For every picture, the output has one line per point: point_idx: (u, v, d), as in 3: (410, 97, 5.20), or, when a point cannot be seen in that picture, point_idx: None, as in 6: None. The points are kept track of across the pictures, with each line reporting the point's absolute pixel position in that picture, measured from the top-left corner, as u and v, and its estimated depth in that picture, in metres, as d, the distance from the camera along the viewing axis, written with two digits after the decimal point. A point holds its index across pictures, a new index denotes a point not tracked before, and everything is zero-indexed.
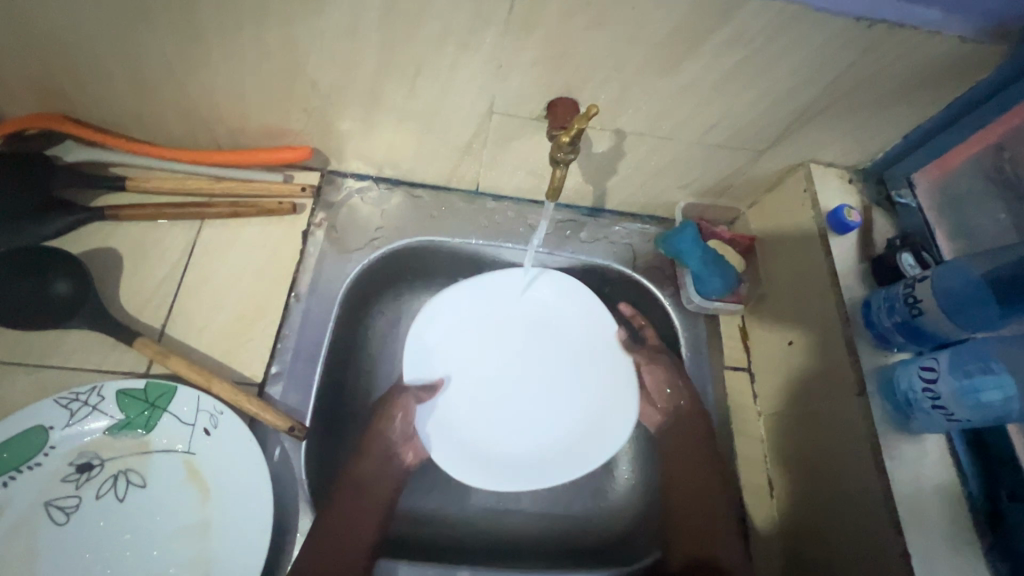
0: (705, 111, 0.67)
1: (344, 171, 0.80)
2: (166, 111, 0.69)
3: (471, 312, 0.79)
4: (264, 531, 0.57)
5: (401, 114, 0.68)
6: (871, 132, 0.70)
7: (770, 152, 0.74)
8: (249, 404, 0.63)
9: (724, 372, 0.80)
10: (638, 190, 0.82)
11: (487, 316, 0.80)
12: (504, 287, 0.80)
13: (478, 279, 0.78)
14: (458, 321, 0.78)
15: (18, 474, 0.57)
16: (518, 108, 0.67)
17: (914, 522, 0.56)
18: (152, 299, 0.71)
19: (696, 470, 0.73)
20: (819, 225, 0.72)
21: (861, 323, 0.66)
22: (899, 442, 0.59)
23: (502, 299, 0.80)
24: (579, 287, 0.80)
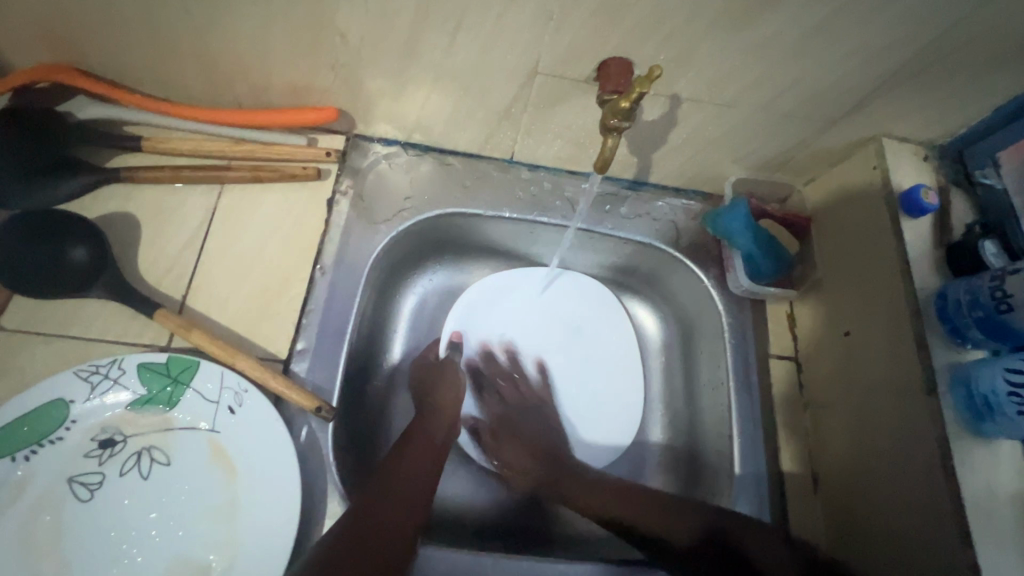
0: (775, 74, 0.60)
1: (371, 135, 0.75)
2: (183, 65, 0.64)
3: (500, 308, 0.83)
4: (292, 512, 0.55)
5: (436, 73, 0.63)
6: (958, 103, 0.63)
7: (839, 123, 0.67)
8: (275, 381, 0.60)
9: (770, 361, 0.75)
10: (686, 164, 0.76)
11: (512, 317, 0.83)
12: (528, 287, 0.84)
13: (504, 279, 0.83)
14: (489, 316, 0.83)
15: (39, 449, 0.55)
16: (566, 68, 0.60)
17: (985, 532, 0.53)
18: (172, 268, 0.67)
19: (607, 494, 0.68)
20: (890, 206, 0.66)
21: (933, 317, 0.60)
22: (971, 446, 0.55)
23: (526, 301, 0.84)
24: (593, 289, 0.86)
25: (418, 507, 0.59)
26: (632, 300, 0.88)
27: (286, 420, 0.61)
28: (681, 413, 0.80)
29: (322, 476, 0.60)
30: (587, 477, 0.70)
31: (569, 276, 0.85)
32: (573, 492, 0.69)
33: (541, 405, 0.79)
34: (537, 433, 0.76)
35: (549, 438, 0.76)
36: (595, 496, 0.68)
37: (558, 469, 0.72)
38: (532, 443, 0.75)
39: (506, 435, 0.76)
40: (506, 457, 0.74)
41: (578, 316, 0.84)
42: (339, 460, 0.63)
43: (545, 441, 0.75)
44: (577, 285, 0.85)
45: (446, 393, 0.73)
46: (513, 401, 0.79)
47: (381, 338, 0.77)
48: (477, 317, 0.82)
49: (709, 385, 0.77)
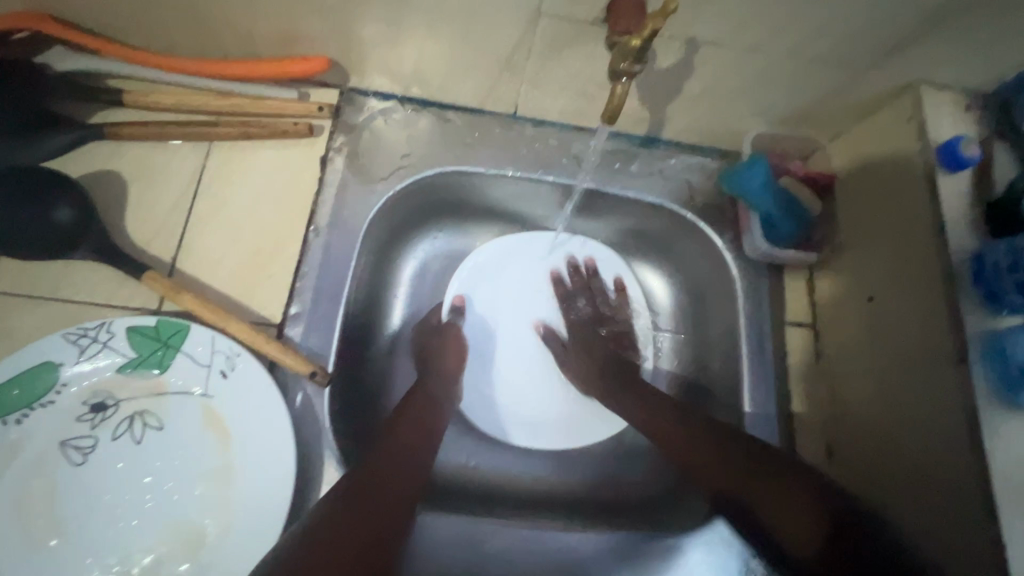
0: (805, 12, 0.54)
1: (366, 88, 0.71)
2: (160, 12, 0.59)
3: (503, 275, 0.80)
4: (288, 477, 0.54)
5: (431, 17, 0.57)
6: (1009, 43, 0.57)
7: (873, 69, 0.61)
8: (268, 346, 0.58)
9: (786, 329, 0.71)
10: (704, 118, 0.70)
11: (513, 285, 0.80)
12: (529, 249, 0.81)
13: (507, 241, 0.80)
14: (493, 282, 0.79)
15: (31, 412, 0.54)
16: (572, 8, 0.55)
17: (1012, 508, 0.50)
18: (162, 230, 0.65)
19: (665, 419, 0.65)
20: (925, 160, 0.60)
21: (967, 281, 0.56)
22: (1003, 418, 0.52)
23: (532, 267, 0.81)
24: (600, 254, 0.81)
25: (424, 470, 0.58)
26: (642, 264, 0.83)
27: (280, 385, 0.60)
28: (692, 381, 0.78)
29: (318, 442, 0.59)
30: (651, 397, 0.68)
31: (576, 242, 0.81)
32: (633, 407, 0.68)
33: (625, 321, 0.79)
34: (610, 358, 0.75)
35: (629, 365, 0.75)
36: (654, 418, 0.66)
37: (628, 387, 0.71)
38: (606, 364, 0.74)
39: (591, 350, 0.76)
40: (570, 367, 0.76)
41: (580, 283, 0.81)
42: (337, 425, 0.61)
43: (613, 363, 0.74)
44: (587, 249, 0.81)
45: (448, 360, 0.71)
46: (587, 315, 0.78)
47: (379, 303, 0.74)
48: (476, 281, 0.79)
49: (721, 353, 0.74)
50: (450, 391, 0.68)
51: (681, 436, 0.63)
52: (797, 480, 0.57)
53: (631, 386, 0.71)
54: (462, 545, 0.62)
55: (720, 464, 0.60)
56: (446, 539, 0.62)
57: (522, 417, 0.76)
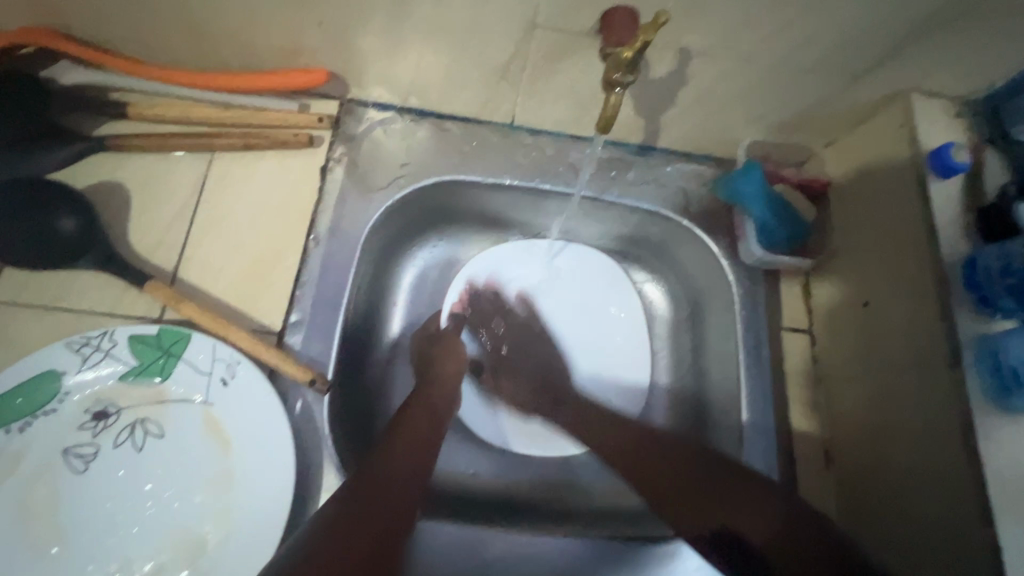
0: (795, 21, 0.55)
1: (365, 99, 0.72)
2: (165, 26, 0.61)
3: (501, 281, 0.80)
4: (287, 484, 0.55)
5: (428, 29, 0.59)
6: (998, 51, 0.58)
7: (863, 78, 0.62)
8: (268, 354, 0.59)
9: (783, 334, 0.72)
10: (698, 126, 0.71)
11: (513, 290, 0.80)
12: (527, 256, 0.81)
13: (505, 247, 0.80)
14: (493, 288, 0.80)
15: (33, 420, 0.54)
16: (567, 20, 0.56)
17: (1009, 511, 0.50)
18: (164, 239, 0.66)
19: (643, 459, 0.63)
20: (917, 167, 0.61)
21: (961, 285, 0.56)
22: (998, 421, 0.52)
23: (529, 273, 0.81)
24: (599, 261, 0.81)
25: (421, 476, 0.58)
26: (638, 271, 0.84)
27: (280, 393, 0.60)
28: (690, 387, 0.78)
29: (318, 449, 0.59)
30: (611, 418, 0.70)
31: (571, 249, 0.81)
32: (568, 420, 0.72)
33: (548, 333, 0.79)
34: (534, 368, 0.76)
35: (552, 374, 0.76)
36: (642, 460, 0.64)
37: (560, 410, 0.73)
38: (538, 381, 0.76)
39: (514, 367, 0.77)
40: (506, 390, 0.76)
41: (581, 290, 0.81)
42: (337, 433, 0.62)
43: (541, 373, 0.76)
44: (587, 256, 0.81)
45: (446, 366, 0.71)
46: (513, 327, 0.79)
47: (379, 312, 0.75)
48: (476, 290, 0.79)
49: (718, 358, 0.74)
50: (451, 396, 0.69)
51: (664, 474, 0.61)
52: (751, 487, 0.57)
53: (563, 404, 0.74)
54: (461, 552, 0.62)
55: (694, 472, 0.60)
56: (445, 546, 0.62)
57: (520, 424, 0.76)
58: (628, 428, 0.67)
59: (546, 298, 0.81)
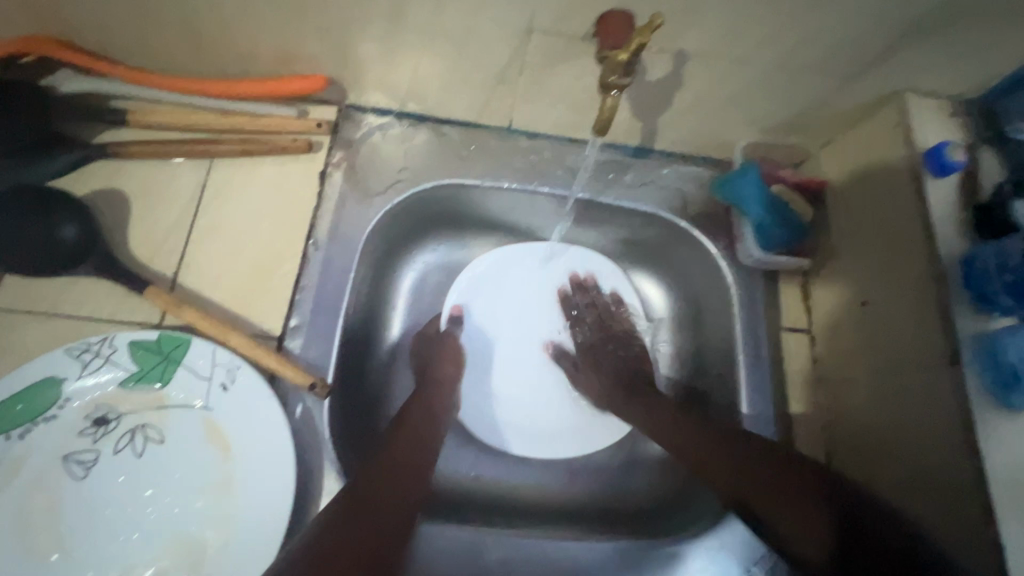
0: (788, 23, 0.55)
1: (364, 104, 0.72)
2: (164, 34, 0.61)
3: (501, 285, 0.80)
4: (288, 488, 0.55)
5: (426, 35, 0.59)
6: (991, 50, 0.58)
7: (858, 78, 0.63)
8: (269, 358, 0.59)
9: (783, 334, 0.72)
10: (695, 128, 0.72)
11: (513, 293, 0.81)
12: (526, 258, 0.81)
13: (505, 250, 0.81)
14: (493, 292, 0.80)
15: (34, 427, 0.54)
16: (563, 23, 0.56)
17: (1010, 510, 0.50)
18: (163, 245, 0.66)
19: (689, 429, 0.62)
20: (913, 166, 0.61)
21: (958, 283, 0.56)
22: (999, 420, 0.52)
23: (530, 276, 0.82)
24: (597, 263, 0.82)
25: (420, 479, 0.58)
26: (638, 273, 0.84)
27: (280, 397, 0.60)
28: (690, 389, 0.78)
29: (318, 453, 0.59)
30: (654, 400, 0.68)
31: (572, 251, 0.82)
32: (635, 415, 0.69)
33: (629, 329, 0.80)
34: (619, 365, 0.75)
35: (635, 372, 0.74)
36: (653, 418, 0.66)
37: (638, 392, 0.71)
38: (618, 371, 0.74)
39: (607, 364, 0.76)
40: (582, 383, 0.77)
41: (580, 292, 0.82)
42: (337, 437, 0.62)
43: (620, 369, 0.75)
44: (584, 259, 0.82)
45: (445, 369, 0.71)
46: (604, 317, 0.80)
47: (378, 315, 0.75)
48: (474, 294, 0.79)
49: (718, 359, 0.74)
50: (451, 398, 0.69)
51: (693, 439, 0.60)
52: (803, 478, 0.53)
53: (639, 393, 0.70)
54: (465, 559, 0.61)
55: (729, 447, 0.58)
56: (450, 555, 0.61)
57: (520, 428, 0.76)
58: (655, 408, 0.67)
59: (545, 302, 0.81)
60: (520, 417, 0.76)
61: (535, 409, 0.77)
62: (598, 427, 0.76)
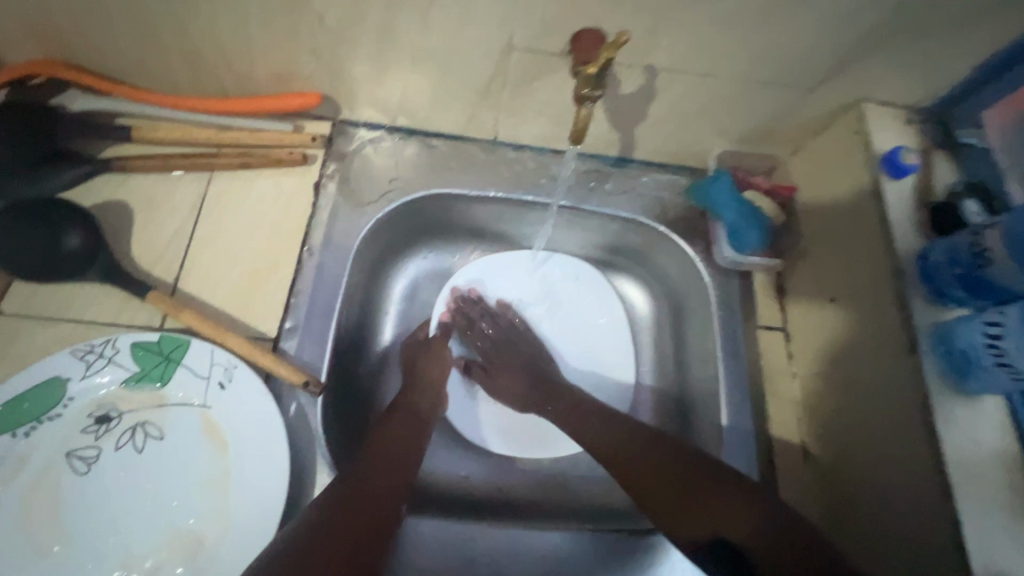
0: (749, 39, 0.60)
1: (356, 120, 0.76)
2: (169, 56, 0.66)
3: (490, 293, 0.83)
4: (282, 478, 0.57)
5: (414, 53, 0.63)
6: (939, 62, 0.62)
7: (819, 89, 0.67)
8: (264, 358, 0.62)
9: (759, 332, 0.75)
10: (670, 138, 0.76)
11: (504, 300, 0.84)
12: (514, 265, 0.84)
13: (489, 259, 0.83)
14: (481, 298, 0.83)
15: (39, 425, 0.57)
16: (540, 41, 0.61)
17: (968, 491, 0.52)
18: (164, 253, 0.70)
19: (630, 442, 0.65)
20: (871, 170, 0.65)
21: (915, 277, 0.60)
22: (955, 404, 0.55)
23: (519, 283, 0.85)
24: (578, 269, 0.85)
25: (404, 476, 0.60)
26: (621, 275, 0.88)
27: (275, 395, 0.63)
28: (673, 387, 0.81)
29: (311, 449, 0.62)
30: (585, 407, 0.72)
31: (557, 259, 0.85)
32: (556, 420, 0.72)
33: (522, 331, 0.81)
34: (524, 364, 0.78)
35: (540, 367, 0.78)
36: (584, 426, 0.70)
37: (546, 396, 0.75)
38: (524, 370, 0.77)
39: (503, 362, 0.78)
40: (499, 387, 0.78)
41: (561, 295, 0.85)
42: (329, 435, 0.64)
43: (529, 369, 0.78)
44: (567, 264, 0.84)
45: (432, 370, 0.74)
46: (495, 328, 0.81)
47: (370, 320, 0.78)
48: (458, 303, 0.82)
49: (698, 357, 0.77)
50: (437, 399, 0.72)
51: (636, 449, 0.65)
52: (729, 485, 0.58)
53: (552, 389, 0.75)
54: (450, 551, 0.64)
55: (658, 450, 0.64)
56: (434, 548, 0.63)
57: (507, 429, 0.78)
58: (596, 424, 0.69)
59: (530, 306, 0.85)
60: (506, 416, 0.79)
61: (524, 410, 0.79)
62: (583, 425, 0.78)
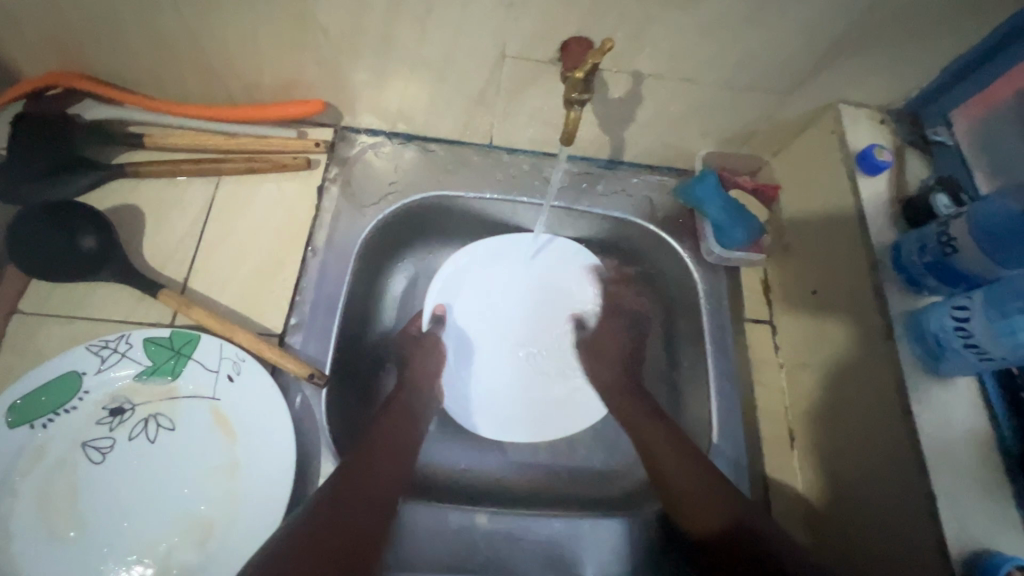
0: (728, 46, 0.63)
1: (357, 126, 0.80)
2: (180, 67, 0.69)
3: (486, 280, 0.84)
4: (289, 468, 0.59)
5: (412, 62, 0.67)
6: (908, 66, 0.66)
7: (797, 92, 0.71)
8: (271, 352, 0.65)
9: (746, 325, 0.78)
10: (658, 140, 0.80)
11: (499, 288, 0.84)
12: (512, 251, 0.84)
13: (490, 244, 0.83)
14: (475, 286, 0.83)
15: (56, 417, 0.59)
16: (531, 50, 0.64)
17: (943, 468, 0.54)
18: (174, 254, 0.73)
19: (650, 432, 0.68)
20: (847, 168, 0.69)
21: (890, 267, 0.63)
22: (929, 386, 0.57)
23: (513, 270, 0.84)
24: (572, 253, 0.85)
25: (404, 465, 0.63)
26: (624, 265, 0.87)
27: (282, 387, 0.66)
28: None
29: (316, 438, 0.64)
30: (649, 416, 0.70)
31: (557, 244, 0.84)
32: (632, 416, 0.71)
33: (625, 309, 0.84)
34: (620, 355, 0.79)
35: (636, 360, 0.80)
36: (654, 434, 0.68)
37: (636, 394, 0.74)
38: (619, 359, 0.79)
39: (613, 342, 0.80)
40: (592, 366, 0.78)
41: (561, 282, 0.85)
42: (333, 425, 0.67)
43: (630, 365, 0.78)
44: (567, 250, 0.85)
45: (427, 363, 0.75)
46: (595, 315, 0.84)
47: (373, 318, 0.81)
48: (455, 289, 0.83)
49: (688, 350, 0.80)
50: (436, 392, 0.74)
51: (659, 441, 0.67)
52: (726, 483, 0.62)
53: (644, 394, 0.75)
54: (451, 530, 0.66)
55: (667, 440, 0.67)
56: (436, 528, 0.66)
57: (498, 416, 0.79)
58: (653, 430, 0.68)
59: (529, 293, 0.84)
60: (497, 404, 0.80)
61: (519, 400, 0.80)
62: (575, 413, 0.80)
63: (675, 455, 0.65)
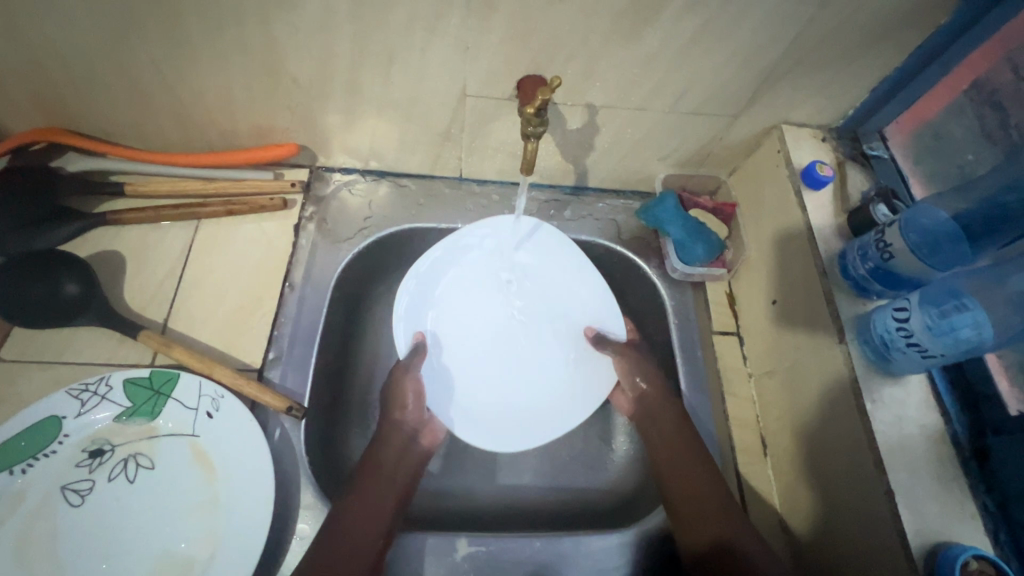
0: (673, 78, 0.68)
1: (332, 165, 0.84)
2: (159, 119, 0.73)
3: (463, 278, 0.79)
4: (269, 497, 0.60)
5: (379, 103, 0.71)
6: (840, 88, 0.71)
7: (742, 117, 0.76)
8: (248, 387, 0.66)
9: (714, 337, 0.81)
10: (620, 166, 0.84)
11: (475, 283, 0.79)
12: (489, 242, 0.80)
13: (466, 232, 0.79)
14: (450, 287, 0.78)
15: (35, 462, 0.60)
16: (490, 89, 0.69)
17: (899, 465, 0.56)
18: (154, 296, 0.75)
19: (678, 448, 0.69)
20: (793, 184, 0.73)
21: (838, 274, 0.67)
22: (881, 384, 0.60)
23: (490, 259, 0.79)
24: (555, 241, 0.80)
25: (393, 499, 0.64)
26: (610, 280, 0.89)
27: (261, 421, 0.67)
28: None
29: (295, 469, 0.65)
30: (686, 442, 0.69)
31: (543, 233, 0.80)
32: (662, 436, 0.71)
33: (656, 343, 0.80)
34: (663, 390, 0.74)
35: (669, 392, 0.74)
36: (682, 453, 0.68)
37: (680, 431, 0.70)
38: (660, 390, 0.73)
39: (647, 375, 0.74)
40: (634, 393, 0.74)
41: (543, 269, 0.80)
42: (312, 454, 0.68)
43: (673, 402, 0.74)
44: (550, 241, 0.80)
45: (402, 413, 0.69)
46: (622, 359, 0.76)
47: (356, 349, 0.82)
48: (423, 300, 0.77)
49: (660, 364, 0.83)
50: (421, 435, 0.70)
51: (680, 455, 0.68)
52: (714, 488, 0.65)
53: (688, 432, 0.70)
54: (434, 559, 0.66)
55: (687, 455, 0.68)
56: (416, 555, 0.66)
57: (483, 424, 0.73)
58: (675, 441, 0.69)
59: (504, 279, 0.79)
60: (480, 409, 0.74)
61: (500, 399, 0.75)
62: (558, 412, 0.75)
63: (694, 473, 0.67)
